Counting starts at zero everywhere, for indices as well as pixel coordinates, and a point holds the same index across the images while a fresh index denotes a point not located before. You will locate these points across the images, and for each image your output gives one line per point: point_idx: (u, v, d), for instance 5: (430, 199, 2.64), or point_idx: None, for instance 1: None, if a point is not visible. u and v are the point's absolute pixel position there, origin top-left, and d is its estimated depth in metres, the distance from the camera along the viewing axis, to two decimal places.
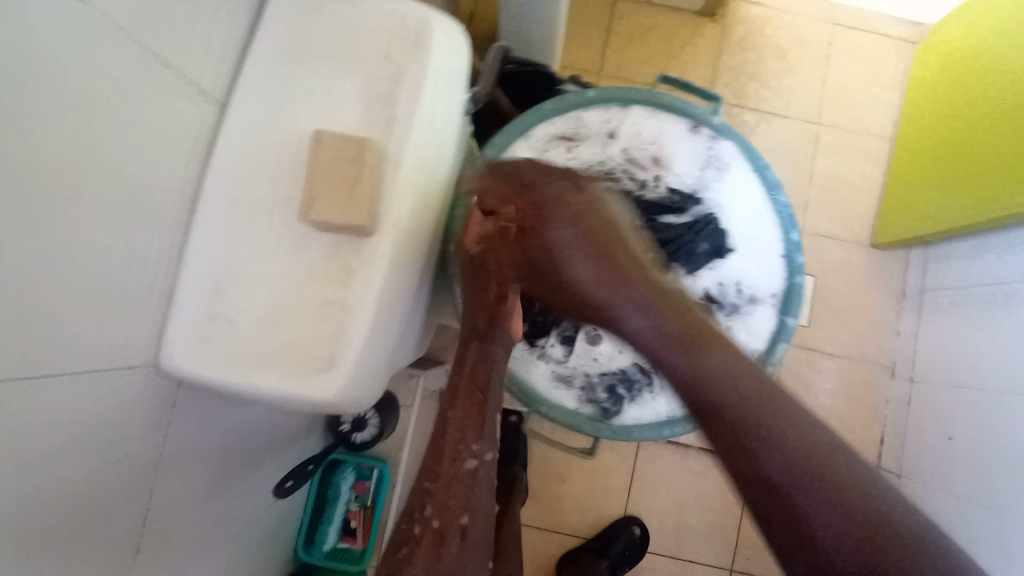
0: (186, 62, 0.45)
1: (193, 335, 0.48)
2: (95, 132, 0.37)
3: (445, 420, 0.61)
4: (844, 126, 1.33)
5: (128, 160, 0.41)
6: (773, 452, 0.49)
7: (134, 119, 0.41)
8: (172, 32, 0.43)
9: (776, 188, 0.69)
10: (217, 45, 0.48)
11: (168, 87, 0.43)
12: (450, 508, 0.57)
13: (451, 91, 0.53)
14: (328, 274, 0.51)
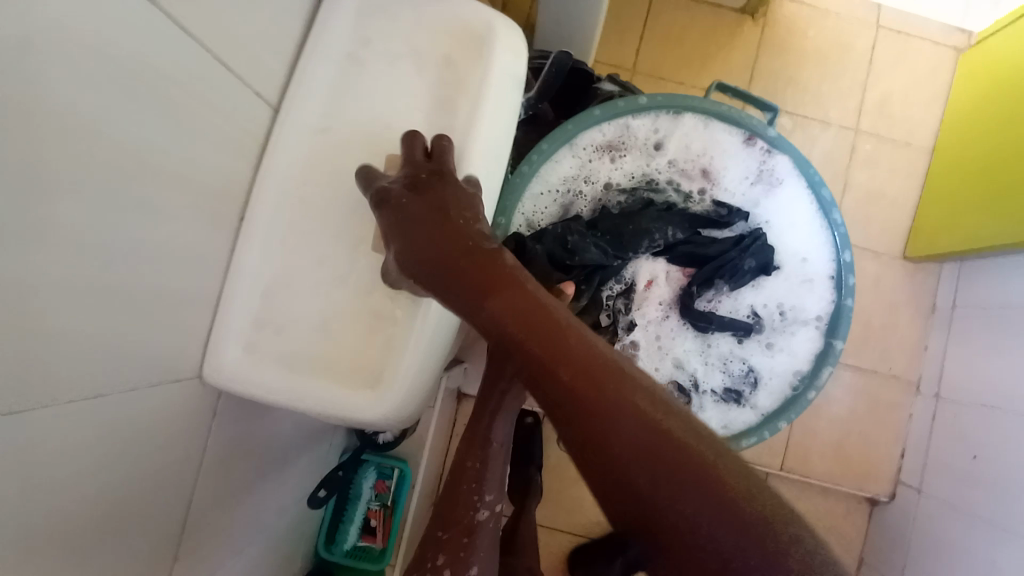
0: (245, 67, 0.43)
1: (240, 348, 0.47)
2: (156, 142, 0.36)
3: (460, 466, 0.56)
4: (883, 135, 1.29)
5: (185, 171, 0.39)
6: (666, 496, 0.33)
7: (194, 129, 0.39)
8: (233, 33, 0.41)
9: (831, 206, 0.66)
10: (272, 45, 0.46)
11: (226, 92, 0.42)
12: (460, 556, 0.54)
13: (508, 99, 0.51)
14: (378, 285, 0.49)
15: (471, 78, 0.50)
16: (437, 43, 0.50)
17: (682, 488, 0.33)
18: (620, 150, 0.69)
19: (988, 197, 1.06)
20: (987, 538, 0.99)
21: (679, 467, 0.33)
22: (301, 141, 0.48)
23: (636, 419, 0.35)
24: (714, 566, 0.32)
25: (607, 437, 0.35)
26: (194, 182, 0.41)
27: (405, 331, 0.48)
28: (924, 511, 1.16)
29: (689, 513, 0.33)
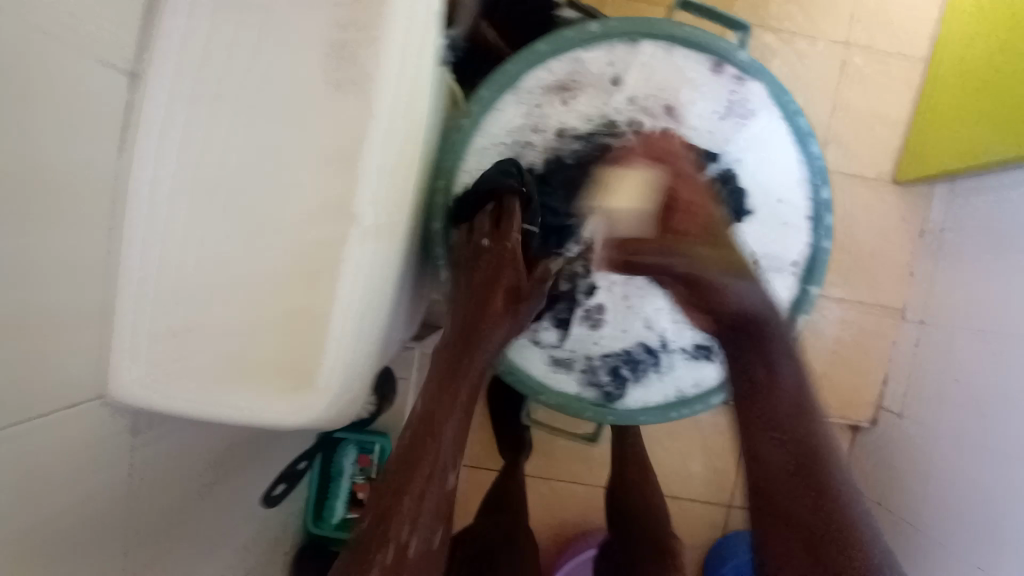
0: (96, 29, 0.35)
1: (145, 356, 0.42)
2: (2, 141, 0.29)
3: (434, 409, 0.48)
4: (873, 52, 1.27)
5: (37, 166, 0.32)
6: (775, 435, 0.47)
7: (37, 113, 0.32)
8: None
9: (808, 137, 0.60)
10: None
11: (73, 61, 0.34)
12: (426, 499, 0.45)
13: (424, 36, 0.42)
14: (289, 275, 0.42)
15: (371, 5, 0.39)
16: None
17: (800, 447, 0.47)
18: (572, 90, 0.60)
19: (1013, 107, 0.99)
20: (972, 455, 1.04)
21: (798, 422, 0.47)
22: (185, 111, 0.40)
23: (790, 380, 0.49)
24: (800, 506, 0.45)
25: (772, 388, 0.49)
26: (49, 179, 0.34)
27: (329, 324, 0.42)
28: (905, 431, 1.25)
29: (800, 462, 0.46)
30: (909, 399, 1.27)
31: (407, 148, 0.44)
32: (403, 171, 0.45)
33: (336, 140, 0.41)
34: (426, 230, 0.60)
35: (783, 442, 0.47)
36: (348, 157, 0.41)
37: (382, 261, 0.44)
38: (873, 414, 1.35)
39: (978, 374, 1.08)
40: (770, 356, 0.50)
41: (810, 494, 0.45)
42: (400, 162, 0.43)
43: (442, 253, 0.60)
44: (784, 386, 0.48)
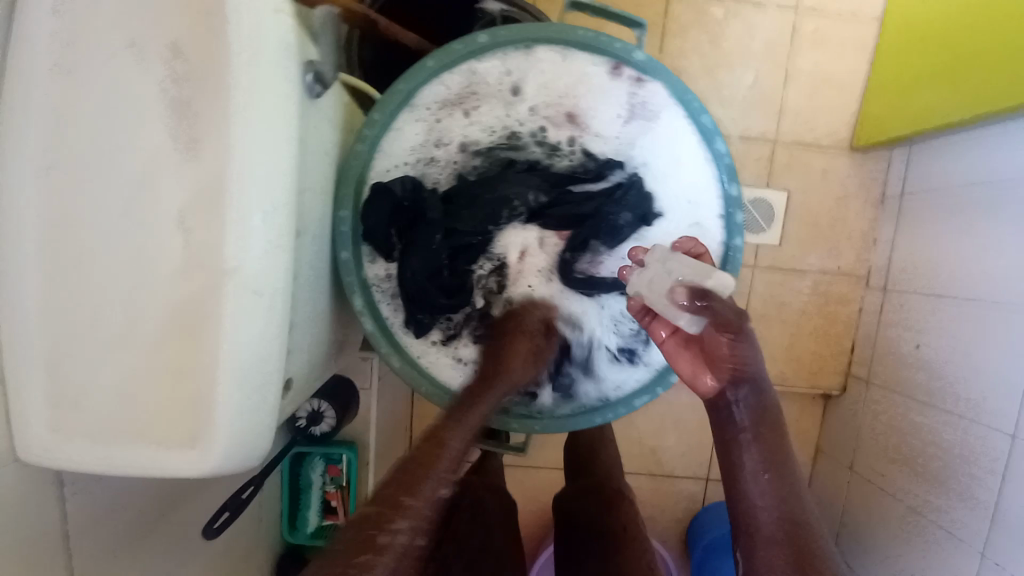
0: None
1: (47, 418, 0.44)
2: None
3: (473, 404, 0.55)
4: (826, 9, 1.23)
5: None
6: (749, 457, 0.54)
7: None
8: None
9: (712, 135, 0.58)
10: None
11: None
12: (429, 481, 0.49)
13: (273, 82, 0.42)
14: (170, 331, 0.43)
15: (213, 53, 0.41)
16: (171, 22, 0.41)
17: (770, 467, 0.53)
18: (469, 103, 0.59)
19: (960, 78, 0.98)
20: (945, 419, 1.07)
21: (771, 448, 0.54)
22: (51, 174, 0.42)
23: (768, 412, 0.55)
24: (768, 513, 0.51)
25: (760, 420, 0.55)
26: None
27: (215, 380, 0.43)
28: (873, 399, 1.27)
29: (770, 480, 0.52)
30: (875, 365, 1.28)
31: (279, 195, 0.44)
32: (284, 216, 0.45)
33: (201, 197, 0.42)
34: (335, 259, 0.59)
35: (762, 476, 0.53)
36: (211, 204, 0.42)
37: (262, 305, 0.44)
38: (842, 383, 1.37)
39: (943, 340, 1.10)
40: (751, 403, 0.55)
41: (782, 514, 0.50)
42: (272, 204, 0.43)
43: (356, 280, 0.60)
44: (756, 414, 0.55)
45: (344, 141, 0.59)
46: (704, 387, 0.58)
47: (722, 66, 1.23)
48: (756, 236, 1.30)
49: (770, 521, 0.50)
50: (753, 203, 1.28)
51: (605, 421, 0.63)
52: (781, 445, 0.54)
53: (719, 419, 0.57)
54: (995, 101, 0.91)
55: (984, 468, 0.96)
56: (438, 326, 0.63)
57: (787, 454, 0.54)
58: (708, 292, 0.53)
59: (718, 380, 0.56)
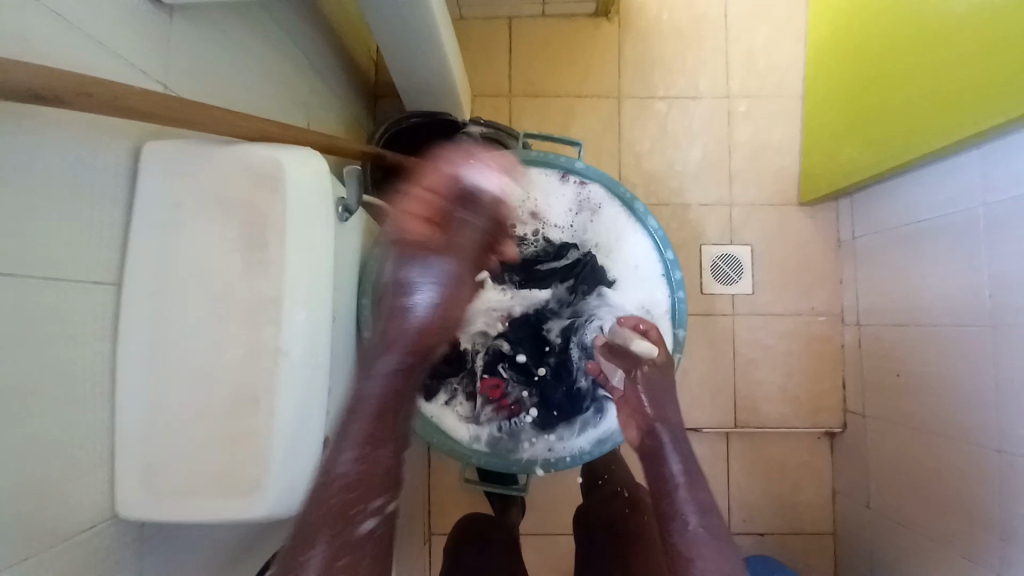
0: (92, 264, 0.53)
1: (139, 481, 0.56)
2: (38, 352, 0.47)
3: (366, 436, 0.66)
4: (754, 94, 1.47)
5: (43, 369, 0.48)
6: (670, 488, 0.66)
7: (46, 331, 0.48)
8: (78, 243, 0.51)
9: (646, 215, 0.76)
10: (109, 228, 0.55)
11: (76, 286, 0.51)
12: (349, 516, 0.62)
13: (311, 219, 0.60)
14: (234, 406, 0.57)
15: (272, 206, 0.58)
16: (244, 184, 0.58)
17: (689, 490, 0.66)
18: None
19: (881, 140, 1.17)
20: (938, 440, 1.12)
21: (691, 478, 0.67)
22: (155, 299, 0.57)
23: (682, 449, 0.69)
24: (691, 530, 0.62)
25: (669, 452, 0.69)
26: (57, 372, 0.49)
27: (269, 441, 0.57)
28: (873, 431, 1.32)
29: (683, 501, 0.64)
30: (867, 397, 1.35)
31: (318, 296, 0.61)
32: (321, 310, 0.61)
33: (258, 303, 0.58)
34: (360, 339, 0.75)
35: (694, 523, 0.62)
36: (267, 311, 0.57)
37: (307, 379, 0.59)
38: (842, 418, 1.42)
39: (917, 364, 1.19)
40: (678, 456, 0.69)
41: (697, 525, 0.62)
42: (313, 306, 0.60)
43: None
44: (669, 456, 0.68)
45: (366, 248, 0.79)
46: (630, 435, 0.73)
47: (674, 148, 1.45)
48: (730, 287, 1.44)
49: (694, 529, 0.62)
50: (723, 258, 1.44)
51: (588, 457, 0.76)
52: (693, 472, 0.67)
53: (652, 469, 0.68)
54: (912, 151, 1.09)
55: (981, 486, 1.01)
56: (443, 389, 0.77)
57: (702, 478, 0.67)
58: (639, 359, 0.72)
59: (640, 428, 0.71)
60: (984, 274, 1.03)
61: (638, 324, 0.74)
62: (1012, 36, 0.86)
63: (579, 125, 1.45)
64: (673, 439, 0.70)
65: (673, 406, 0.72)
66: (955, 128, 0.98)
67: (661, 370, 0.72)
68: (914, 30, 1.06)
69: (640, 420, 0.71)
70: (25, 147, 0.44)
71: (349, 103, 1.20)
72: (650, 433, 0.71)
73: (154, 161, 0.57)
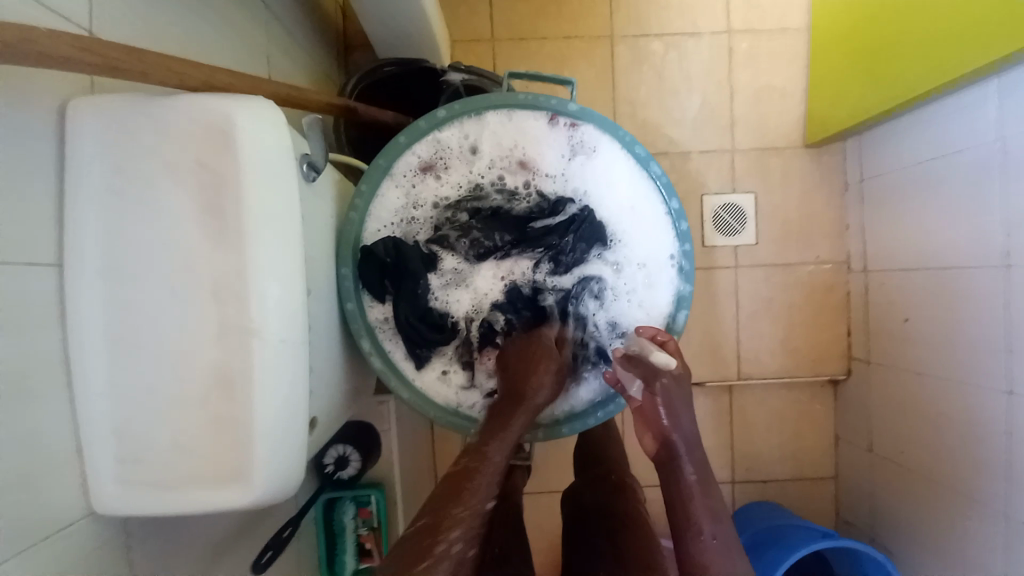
0: (30, 242, 0.47)
1: (114, 477, 0.52)
2: None
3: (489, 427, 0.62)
4: (756, 27, 1.36)
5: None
6: (682, 496, 0.62)
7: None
8: (11, 219, 0.44)
9: (647, 160, 0.70)
10: (44, 200, 0.48)
11: (14, 268, 0.45)
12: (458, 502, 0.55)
13: (274, 178, 0.53)
14: (209, 391, 0.52)
15: (227, 168, 0.51)
16: (194, 144, 0.51)
17: (702, 497, 0.61)
18: (438, 168, 0.71)
19: (894, 72, 1.08)
20: (942, 385, 1.11)
21: (705, 486, 0.62)
22: (111, 278, 0.51)
23: (695, 456, 0.64)
24: (700, 536, 0.58)
25: (682, 461, 0.64)
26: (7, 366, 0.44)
27: (251, 426, 0.52)
28: (876, 378, 1.31)
29: (695, 510, 0.60)
30: (872, 344, 1.33)
31: (291, 266, 0.55)
32: (295, 281, 0.55)
33: (225, 277, 0.52)
34: (343, 310, 0.70)
35: (707, 532, 0.58)
36: (236, 288, 0.51)
37: (286, 359, 0.54)
38: (845, 367, 1.41)
39: (924, 310, 1.16)
40: (691, 463, 0.64)
41: (711, 536, 0.58)
42: (285, 279, 0.54)
43: (362, 325, 0.70)
44: (683, 463, 0.63)
45: (341, 210, 0.72)
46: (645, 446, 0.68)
47: (670, 93, 1.36)
48: (733, 238, 1.38)
49: (709, 538, 0.58)
50: (725, 208, 1.37)
51: (590, 424, 0.73)
52: (706, 480, 0.63)
53: (665, 477, 0.64)
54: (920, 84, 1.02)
55: (983, 427, 1.00)
56: (436, 359, 0.72)
57: (717, 487, 0.63)
58: (658, 369, 0.66)
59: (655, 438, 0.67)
60: (995, 212, 0.97)
61: (657, 336, 0.69)
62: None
63: (569, 72, 1.35)
64: (688, 448, 0.64)
65: (690, 419, 0.66)
66: (984, 47, 0.87)
67: (680, 386, 0.67)
68: None
69: (654, 429, 0.66)
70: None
71: (317, 56, 1.09)
72: (664, 443, 0.65)
73: (88, 118, 0.49)
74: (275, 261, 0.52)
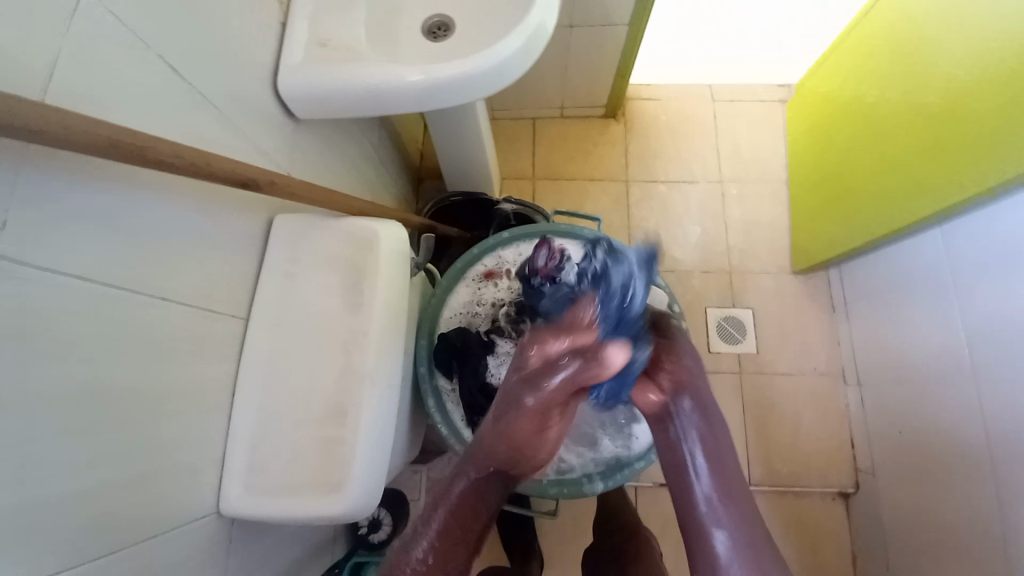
0: (229, 303, 0.70)
1: (241, 481, 0.68)
2: (182, 366, 0.62)
3: (451, 486, 0.74)
4: (744, 178, 1.70)
5: (184, 378, 0.62)
6: (698, 482, 0.71)
7: (184, 349, 0.62)
8: (222, 286, 0.68)
9: (655, 275, 0.94)
10: (243, 276, 0.72)
11: (215, 318, 0.67)
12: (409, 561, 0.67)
13: (393, 272, 0.78)
14: (324, 421, 0.71)
15: (367, 264, 0.76)
16: (346, 246, 0.77)
17: (721, 492, 0.70)
18: (496, 275, 0.97)
19: (863, 215, 1.34)
20: (943, 494, 1.18)
21: (726, 480, 0.71)
22: (273, 331, 0.73)
23: (711, 438, 0.74)
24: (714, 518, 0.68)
25: (700, 446, 0.73)
26: (186, 383, 0.63)
27: (351, 449, 0.70)
28: (886, 489, 1.36)
29: (714, 503, 0.69)
30: (875, 454, 1.41)
31: (395, 334, 0.77)
32: (393, 344, 0.77)
33: (350, 336, 0.74)
34: (417, 374, 0.91)
35: (726, 525, 0.68)
36: (358, 343, 0.74)
37: (382, 399, 0.73)
38: (854, 477, 1.47)
39: (917, 421, 1.27)
40: (707, 441, 0.73)
41: (731, 521, 0.68)
42: (391, 341, 0.76)
43: (430, 387, 0.90)
44: (701, 442, 0.73)
45: (424, 300, 0.97)
46: (649, 398, 0.77)
47: (676, 223, 1.66)
48: (734, 346, 1.56)
49: (729, 529, 0.67)
50: (726, 319, 1.58)
51: (597, 490, 0.90)
52: (724, 462, 0.73)
53: (676, 451, 0.75)
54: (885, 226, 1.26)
55: (981, 532, 1.08)
56: None
57: (740, 481, 0.71)
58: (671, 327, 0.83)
59: (659, 392, 0.76)
60: (961, 331, 1.15)
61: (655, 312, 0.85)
62: (987, 97, 1.00)
63: (593, 203, 1.67)
64: (700, 417, 0.75)
65: (690, 365, 0.78)
66: (963, 181, 1.04)
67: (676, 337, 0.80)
68: (881, 129, 1.29)
69: (658, 384, 0.76)
70: (193, 213, 0.61)
71: (401, 186, 1.44)
72: (675, 398, 0.75)
73: (286, 224, 0.76)
74: (382, 328, 0.75)
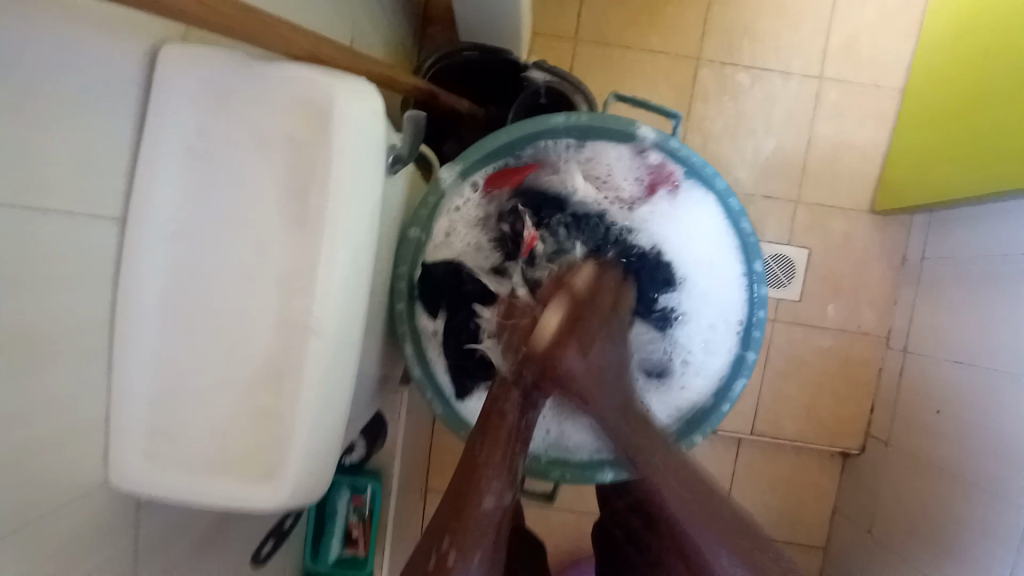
0: (94, 194, 0.43)
1: (139, 450, 0.49)
2: (27, 302, 0.38)
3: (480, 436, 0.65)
4: (849, 79, 1.29)
5: (37, 316, 0.39)
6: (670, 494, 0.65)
7: (5, 288, 0.36)
8: (84, 168, 0.41)
9: (740, 218, 0.74)
10: (114, 153, 0.44)
11: (78, 221, 0.42)
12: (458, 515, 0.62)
13: (363, 175, 0.50)
14: (258, 384, 0.51)
15: (320, 158, 0.48)
16: (292, 121, 0.49)
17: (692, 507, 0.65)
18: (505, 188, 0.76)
19: (977, 152, 1.01)
20: (958, 489, 1.08)
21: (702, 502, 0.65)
22: (175, 243, 0.49)
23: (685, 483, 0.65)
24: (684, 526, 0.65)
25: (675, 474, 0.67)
26: (30, 336, 0.39)
27: (293, 427, 0.50)
28: (894, 462, 1.26)
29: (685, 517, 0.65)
30: (896, 428, 1.29)
31: (362, 269, 0.52)
32: (359, 284, 0.52)
33: (294, 268, 0.50)
34: (393, 309, 0.74)
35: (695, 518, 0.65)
36: (305, 280, 0.49)
37: (339, 361, 0.51)
38: (861, 441, 1.37)
39: (962, 409, 1.11)
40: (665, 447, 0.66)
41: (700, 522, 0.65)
42: (353, 282, 0.51)
43: (408, 328, 0.75)
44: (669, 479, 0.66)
45: (408, 219, 0.75)
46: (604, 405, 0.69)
47: (748, 130, 1.30)
48: (776, 290, 1.34)
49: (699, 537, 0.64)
50: (775, 259, 1.33)
51: (606, 479, 0.77)
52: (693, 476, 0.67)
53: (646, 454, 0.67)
54: (1004, 173, 0.95)
55: (1000, 538, 0.97)
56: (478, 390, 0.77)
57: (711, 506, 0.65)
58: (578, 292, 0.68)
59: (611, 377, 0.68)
60: None
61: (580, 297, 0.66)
62: None
63: (647, 89, 1.28)
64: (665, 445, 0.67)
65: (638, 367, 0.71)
66: (989, 176, 0.98)
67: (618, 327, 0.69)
68: None
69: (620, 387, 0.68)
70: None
71: (398, 27, 1.05)
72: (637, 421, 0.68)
73: (182, 69, 0.45)
74: (342, 260, 0.49)
